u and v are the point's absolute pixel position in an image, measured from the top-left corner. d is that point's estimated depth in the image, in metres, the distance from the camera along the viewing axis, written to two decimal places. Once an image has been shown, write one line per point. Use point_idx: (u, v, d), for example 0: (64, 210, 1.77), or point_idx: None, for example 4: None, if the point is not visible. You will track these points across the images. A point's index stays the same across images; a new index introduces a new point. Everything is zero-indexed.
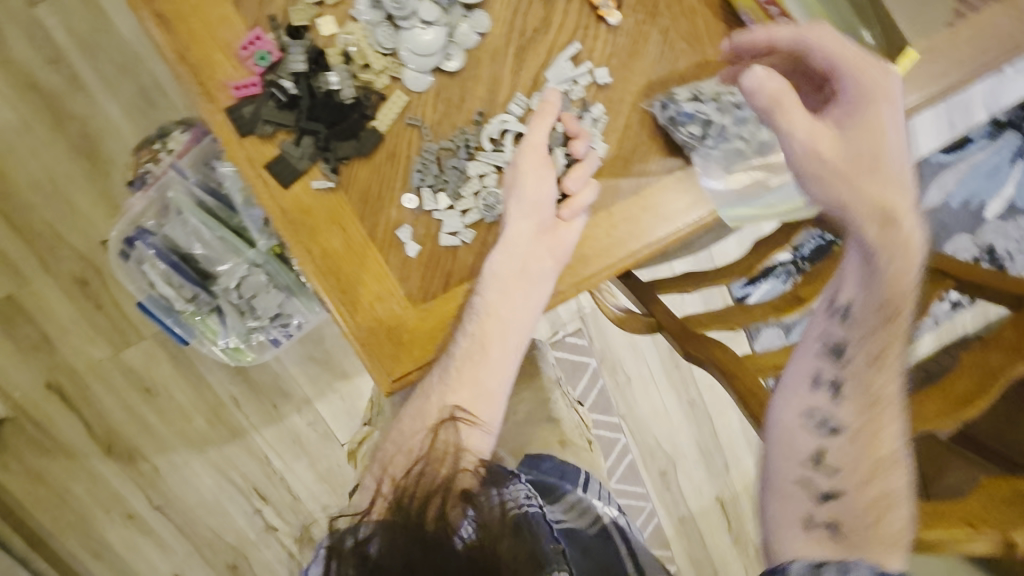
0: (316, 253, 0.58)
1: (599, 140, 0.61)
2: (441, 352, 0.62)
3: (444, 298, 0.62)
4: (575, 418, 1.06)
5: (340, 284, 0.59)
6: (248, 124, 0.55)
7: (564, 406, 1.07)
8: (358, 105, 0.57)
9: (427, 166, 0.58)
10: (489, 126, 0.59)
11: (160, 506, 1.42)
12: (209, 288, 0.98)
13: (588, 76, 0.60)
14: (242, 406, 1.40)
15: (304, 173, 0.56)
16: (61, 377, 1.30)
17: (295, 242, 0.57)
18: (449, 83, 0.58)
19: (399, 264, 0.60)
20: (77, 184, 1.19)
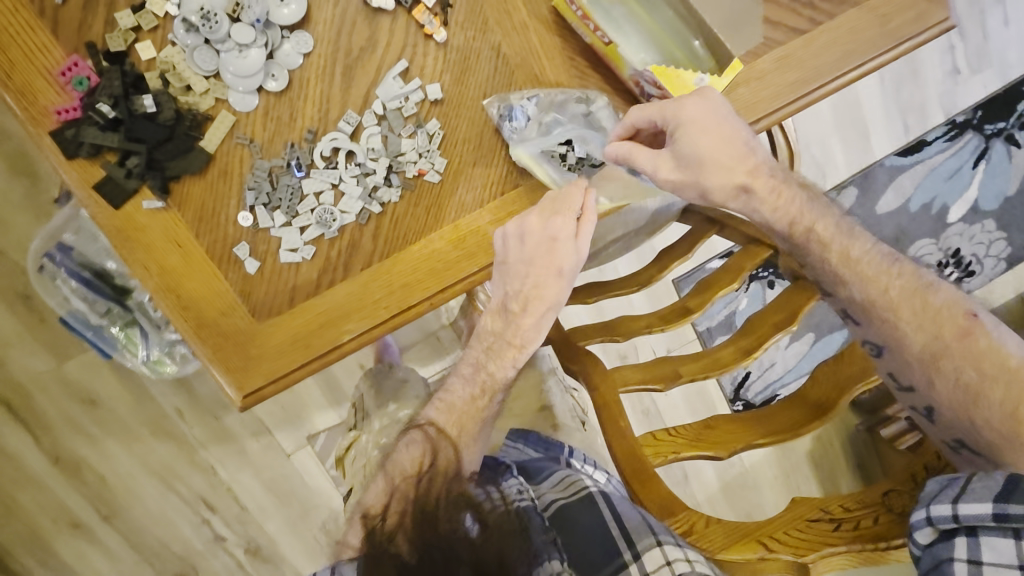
0: (153, 270, 0.59)
1: (436, 155, 0.64)
2: (289, 366, 0.62)
3: (291, 312, 0.62)
4: (568, 402, 1.10)
5: (180, 299, 0.60)
6: (71, 146, 0.58)
7: (557, 392, 1.11)
8: (181, 124, 0.61)
9: (259, 183, 0.62)
10: (321, 144, 0.63)
11: (108, 516, 1.43)
12: (124, 302, 1.00)
13: (418, 92, 0.64)
14: (186, 417, 1.41)
15: (134, 193, 0.59)
16: (7, 388, 1.33)
17: (130, 259, 0.59)
18: (277, 102, 0.63)
19: (241, 280, 0.62)
20: (16, 203, 1.23)
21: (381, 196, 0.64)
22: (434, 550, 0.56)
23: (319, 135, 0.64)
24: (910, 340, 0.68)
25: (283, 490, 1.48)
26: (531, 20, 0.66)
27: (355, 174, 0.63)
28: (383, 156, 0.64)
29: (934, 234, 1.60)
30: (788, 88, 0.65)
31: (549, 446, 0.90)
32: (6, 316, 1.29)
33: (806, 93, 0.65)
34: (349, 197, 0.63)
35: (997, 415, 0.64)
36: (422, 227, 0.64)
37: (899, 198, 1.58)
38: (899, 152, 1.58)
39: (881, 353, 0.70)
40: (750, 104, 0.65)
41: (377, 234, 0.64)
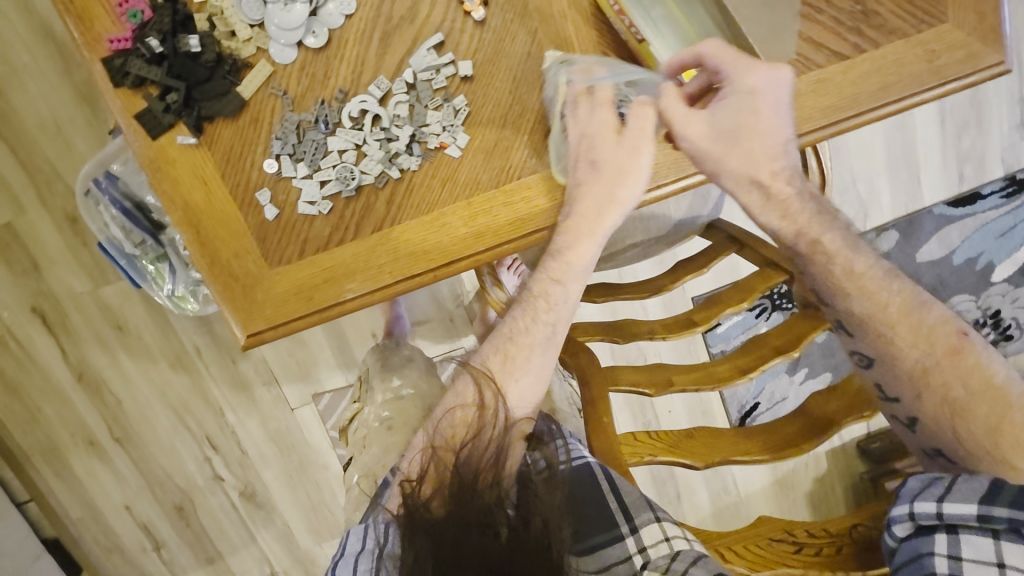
0: (178, 204, 0.62)
1: (459, 130, 0.66)
2: (288, 314, 0.64)
3: (299, 264, 0.65)
4: (566, 390, 1.14)
5: (198, 236, 0.63)
6: (118, 75, 0.61)
7: (557, 379, 1.14)
8: (221, 68, 0.63)
9: (286, 134, 0.64)
10: (349, 104, 0.65)
11: (120, 438, 1.53)
12: (157, 236, 1.06)
13: (450, 67, 0.66)
14: (204, 356, 1.49)
15: (170, 127, 0.62)
16: (45, 304, 1.41)
17: (159, 189, 0.62)
18: (314, 59, 0.65)
19: (257, 225, 0.65)
20: (79, 130, 1.31)
21: (402, 163, 0.65)
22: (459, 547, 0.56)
23: (349, 96, 0.65)
24: (903, 356, 0.69)
25: (284, 440, 1.57)
26: (571, 10, 0.67)
27: (379, 138, 0.65)
28: (406, 124, 0.66)
29: (975, 291, 1.53)
30: (827, 111, 0.66)
31: None
32: (53, 234, 1.36)
33: (839, 119, 0.66)
34: (371, 159, 0.65)
35: (980, 429, 0.66)
36: (435, 200, 0.66)
37: (943, 249, 1.52)
38: (950, 202, 1.52)
39: (869, 365, 0.72)
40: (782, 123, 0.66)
41: (392, 200, 0.65)
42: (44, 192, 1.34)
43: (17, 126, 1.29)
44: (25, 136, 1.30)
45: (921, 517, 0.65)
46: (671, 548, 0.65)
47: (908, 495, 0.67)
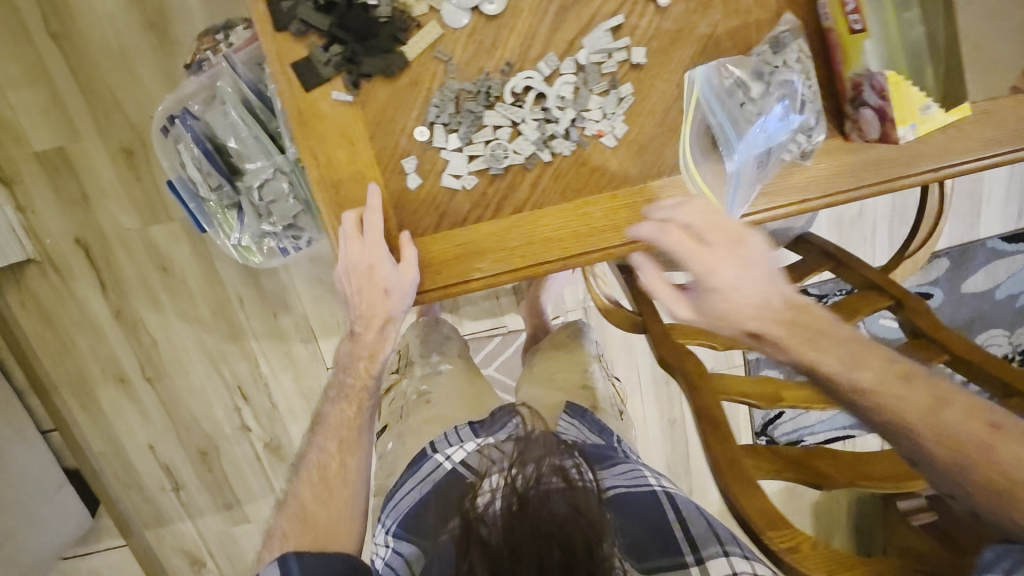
0: (321, 161, 0.66)
1: (619, 121, 0.69)
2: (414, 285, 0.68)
3: (433, 237, 0.68)
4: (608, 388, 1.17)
5: (338, 194, 0.67)
6: (290, 26, 0.64)
7: (599, 376, 1.20)
8: (391, 41, 0.66)
9: (445, 101, 0.67)
10: (514, 80, 0.68)
11: (152, 378, 1.51)
12: (234, 182, 1.02)
13: (623, 52, 0.68)
14: (246, 306, 1.46)
15: (326, 80, 0.65)
16: (90, 236, 1.37)
17: (307, 141, 0.65)
18: (485, 26, 0.67)
19: (398, 190, 0.68)
20: (144, 60, 1.25)
21: (555, 147, 0.69)
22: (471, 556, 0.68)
23: (515, 70, 0.69)
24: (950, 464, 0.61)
25: (316, 398, 1.55)
26: (756, 8, 0.69)
27: (537, 119, 0.69)
28: (568, 107, 0.69)
29: (1010, 326, 1.55)
30: (932, 157, 0.71)
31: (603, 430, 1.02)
32: (107, 165, 1.32)
33: (967, 158, 0.71)
34: (525, 140, 0.69)
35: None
36: (573, 186, 0.70)
37: (988, 283, 1.53)
38: (1003, 237, 1.53)
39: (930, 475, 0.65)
40: (875, 164, 0.71)
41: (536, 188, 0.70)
42: (101, 120, 1.28)
43: (80, 48, 1.23)
44: (87, 59, 1.24)
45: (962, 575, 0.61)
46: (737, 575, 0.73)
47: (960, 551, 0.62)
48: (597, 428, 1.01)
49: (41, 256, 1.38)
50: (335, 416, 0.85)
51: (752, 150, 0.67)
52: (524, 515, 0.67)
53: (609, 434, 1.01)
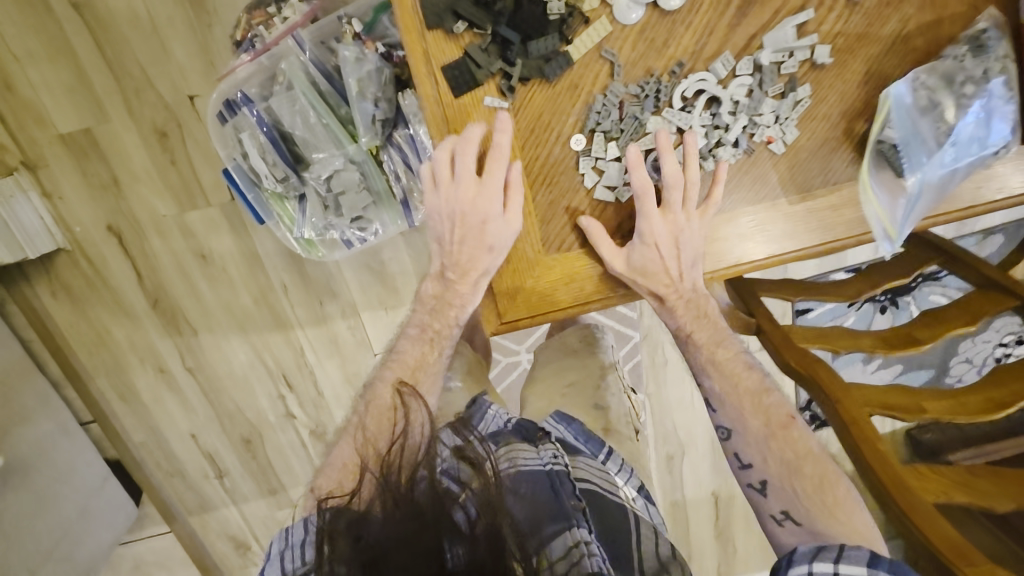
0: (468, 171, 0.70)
1: (791, 126, 0.71)
2: (550, 300, 0.73)
3: (572, 254, 0.73)
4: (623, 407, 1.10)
5: None
6: (457, 52, 0.67)
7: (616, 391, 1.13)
8: (556, 53, 0.67)
9: (608, 107, 0.69)
10: (685, 83, 0.69)
11: (193, 368, 1.45)
12: (300, 172, 0.95)
13: (806, 50, 0.69)
14: (290, 295, 1.39)
15: (481, 84, 0.68)
16: (123, 223, 1.29)
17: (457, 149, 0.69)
18: (658, 24, 0.68)
19: (545, 204, 0.73)
20: (177, 31, 1.14)
21: (720, 155, 0.72)
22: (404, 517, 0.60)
23: (686, 71, 0.70)
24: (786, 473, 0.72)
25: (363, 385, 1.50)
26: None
27: (706, 124, 0.71)
28: (742, 111, 0.71)
29: None
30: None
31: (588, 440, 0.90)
32: (139, 147, 1.22)
33: None
34: (692, 146, 0.72)
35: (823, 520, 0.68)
36: (729, 192, 0.73)
37: None
38: None
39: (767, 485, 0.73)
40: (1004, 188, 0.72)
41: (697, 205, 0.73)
42: (132, 98, 1.18)
43: (108, 20, 1.14)
44: (115, 32, 1.14)
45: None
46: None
47: (806, 556, 0.64)
48: (580, 435, 0.90)
49: (72, 245, 1.30)
50: (411, 357, 0.80)
51: (934, 176, 0.68)
52: (413, 504, 0.60)
53: (596, 443, 0.89)
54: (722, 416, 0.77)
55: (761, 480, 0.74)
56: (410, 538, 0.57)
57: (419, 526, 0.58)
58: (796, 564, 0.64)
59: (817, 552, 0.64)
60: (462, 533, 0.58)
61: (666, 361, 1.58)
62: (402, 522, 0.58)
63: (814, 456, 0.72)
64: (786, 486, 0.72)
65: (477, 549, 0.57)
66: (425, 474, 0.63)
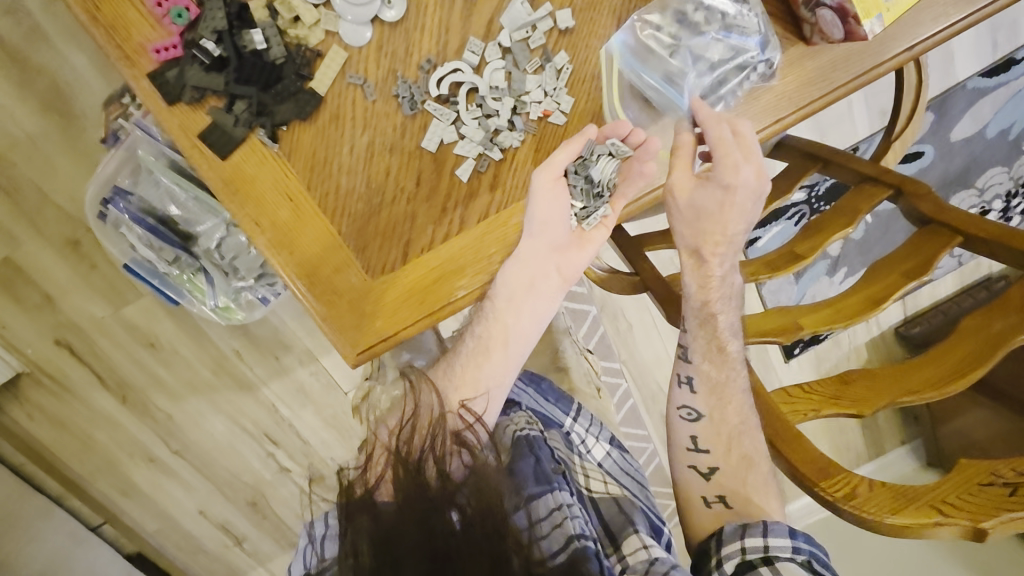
0: (265, 225, 0.54)
1: (563, 93, 0.55)
2: (409, 329, 0.58)
3: (409, 267, 0.59)
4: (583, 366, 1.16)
5: (289, 253, 0.56)
6: (175, 90, 0.50)
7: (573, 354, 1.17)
8: (290, 62, 0.52)
9: (407, 83, 0.53)
10: (438, 75, 0.54)
11: (179, 450, 1.46)
12: (190, 250, 0.97)
13: (548, 21, 0.54)
14: (245, 358, 1.42)
15: (242, 142, 0.52)
16: (69, 334, 1.32)
17: (239, 213, 0.54)
18: (392, 35, 0.53)
19: (354, 231, 0.57)
20: (55, 144, 1.19)
21: (503, 139, 0.56)
22: (412, 504, 0.55)
23: (438, 66, 0.54)
24: None
25: (343, 426, 1.51)
26: None
27: (476, 116, 0.55)
28: (506, 95, 0.55)
29: (1006, 161, 1.53)
30: (932, 15, 0.56)
31: (559, 397, 0.95)
32: (59, 261, 1.26)
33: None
34: (469, 141, 0.55)
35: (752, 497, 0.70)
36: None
37: (977, 125, 1.49)
38: (983, 73, 1.46)
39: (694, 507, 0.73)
40: (845, 59, 0.56)
41: (496, 186, 0.57)
42: (37, 217, 1.23)
43: None
44: None
45: None
46: (649, 555, 0.67)
47: None
48: (550, 394, 0.94)
49: (28, 367, 1.32)
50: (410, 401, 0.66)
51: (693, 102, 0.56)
52: (408, 498, 0.56)
53: (565, 402, 0.94)
54: (701, 399, 0.62)
55: (709, 470, 0.60)
56: (409, 522, 0.54)
57: (416, 510, 0.55)
58: None
59: (744, 529, 0.55)
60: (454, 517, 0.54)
61: (630, 326, 1.58)
62: (403, 496, 0.56)
63: (740, 434, 0.60)
64: None
65: (474, 530, 0.53)
66: (423, 468, 0.58)
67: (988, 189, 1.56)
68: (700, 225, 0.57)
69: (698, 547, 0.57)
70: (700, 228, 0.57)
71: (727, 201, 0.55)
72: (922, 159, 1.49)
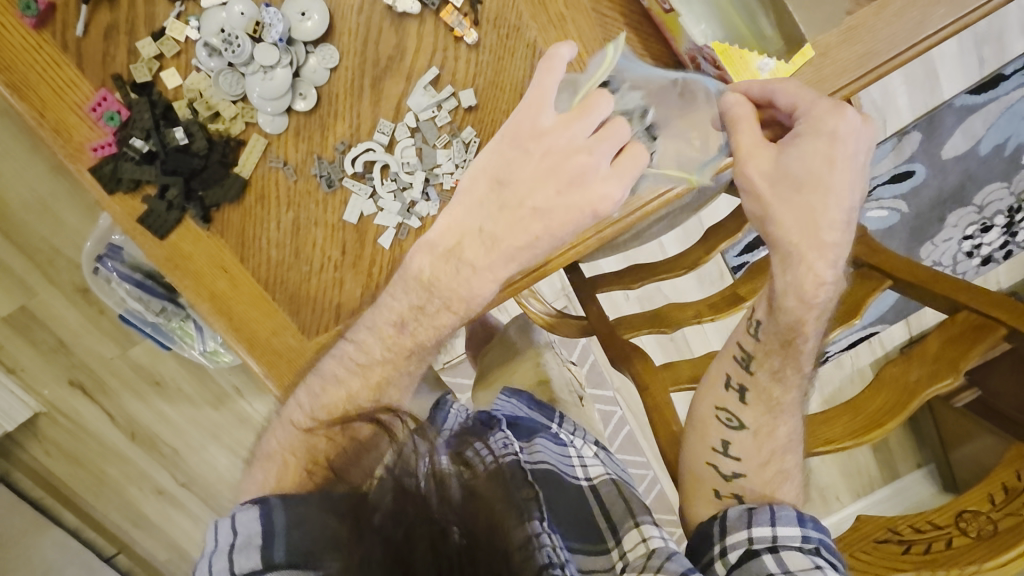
0: (203, 296, 0.58)
1: (474, 164, 0.58)
2: None
3: (342, 329, 0.61)
4: (565, 375, 0.97)
5: (230, 321, 0.59)
6: (111, 182, 0.55)
7: (554, 365, 0.98)
8: (215, 152, 0.57)
9: (326, 164, 0.58)
10: (353, 155, 0.58)
11: (186, 483, 1.52)
12: (176, 300, 1.03)
13: (451, 100, 0.58)
14: (245, 394, 1.49)
15: (176, 223, 0.57)
16: (82, 375, 1.41)
17: (181, 286, 0.58)
18: (307, 122, 0.58)
19: (288, 298, 0.61)
20: (62, 200, 1.28)
21: (420, 209, 0.59)
22: (407, 511, 0.44)
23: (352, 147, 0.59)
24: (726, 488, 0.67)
25: None
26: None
27: (392, 189, 0.59)
28: (418, 169, 0.59)
29: (1005, 176, 1.47)
30: (839, 70, 0.57)
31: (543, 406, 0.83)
32: (69, 307, 1.36)
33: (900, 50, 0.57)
34: (387, 212, 0.59)
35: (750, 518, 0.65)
36: None
37: (969, 141, 1.44)
38: (970, 90, 1.43)
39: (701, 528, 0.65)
40: None
41: (418, 249, 0.60)
42: (49, 268, 1.32)
43: (5, 212, 1.28)
44: (14, 220, 1.28)
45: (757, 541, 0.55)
46: (648, 546, 0.60)
47: (742, 522, 0.57)
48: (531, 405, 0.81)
49: (45, 406, 1.42)
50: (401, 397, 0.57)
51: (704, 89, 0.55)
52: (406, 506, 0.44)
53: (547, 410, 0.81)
54: (750, 411, 0.61)
55: (731, 473, 0.60)
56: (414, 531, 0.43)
57: (417, 512, 0.44)
58: (731, 532, 0.57)
59: (752, 515, 0.57)
60: (453, 534, 0.43)
61: None
62: (402, 502, 0.44)
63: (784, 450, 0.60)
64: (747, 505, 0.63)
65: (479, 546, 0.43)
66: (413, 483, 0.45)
67: (990, 207, 1.50)
68: (800, 189, 0.51)
69: (700, 528, 0.60)
70: (802, 200, 0.50)
71: (832, 156, 0.50)
72: (913, 178, 1.45)
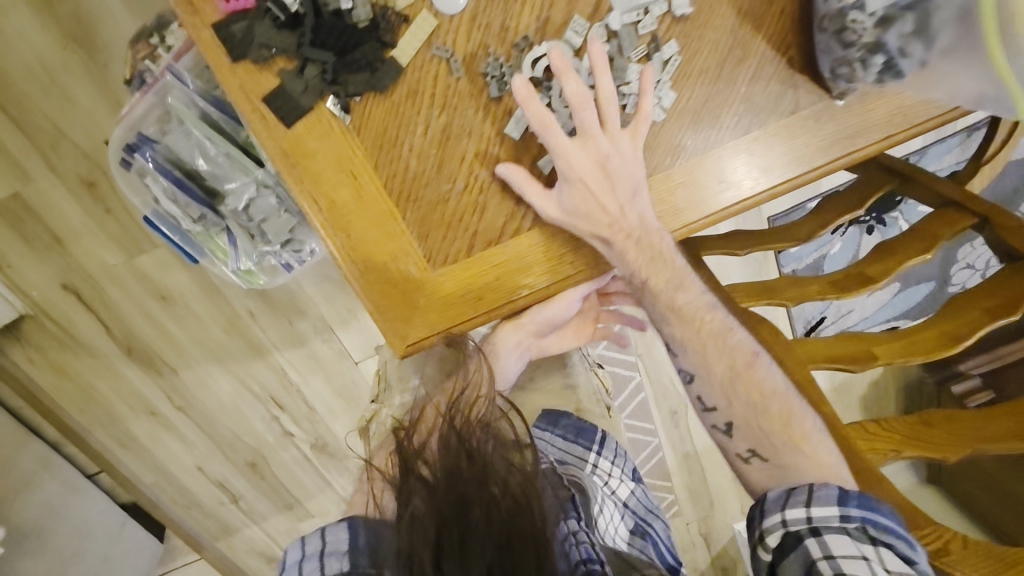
0: (322, 204, 0.51)
1: (666, 86, 0.55)
2: (463, 323, 0.54)
3: (471, 263, 0.54)
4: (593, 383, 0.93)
5: (346, 238, 0.52)
6: (240, 47, 0.50)
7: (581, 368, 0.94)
8: (375, 26, 0.51)
9: (507, 61, 0.52)
10: (534, 53, 0.52)
11: (182, 406, 1.42)
12: (216, 208, 0.91)
13: (661, 5, 0.54)
14: (259, 319, 1.38)
15: (309, 110, 0.51)
16: (77, 278, 1.27)
17: (295, 186, 0.51)
18: (489, 7, 0.52)
19: (417, 221, 0.53)
20: (74, 76, 1.12)
21: None
22: (460, 477, 0.52)
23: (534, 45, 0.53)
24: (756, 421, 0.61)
25: (351, 395, 1.47)
26: None
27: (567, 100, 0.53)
28: None
29: None
30: None
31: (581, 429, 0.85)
32: (70, 201, 1.20)
33: None
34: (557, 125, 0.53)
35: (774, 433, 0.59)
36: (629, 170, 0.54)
37: None
38: None
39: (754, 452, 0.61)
40: None
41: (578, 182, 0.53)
42: (50, 154, 1.16)
43: (4, 81, 1.10)
44: (15, 92, 1.11)
45: (791, 525, 0.54)
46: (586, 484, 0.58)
47: (777, 503, 0.56)
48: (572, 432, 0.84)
49: (32, 309, 1.28)
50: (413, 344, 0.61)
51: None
52: (456, 475, 0.52)
53: (588, 434, 0.85)
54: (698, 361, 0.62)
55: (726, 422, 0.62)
56: (462, 496, 0.50)
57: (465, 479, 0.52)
58: (768, 516, 0.56)
59: (788, 497, 0.56)
60: (501, 494, 0.51)
61: None
62: (453, 466, 0.52)
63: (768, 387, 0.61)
64: (754, 427, 0.60)
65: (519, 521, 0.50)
66: (465, 437, 0.55)
67: None
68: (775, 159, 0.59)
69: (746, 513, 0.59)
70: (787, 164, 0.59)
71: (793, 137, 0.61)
72: None
